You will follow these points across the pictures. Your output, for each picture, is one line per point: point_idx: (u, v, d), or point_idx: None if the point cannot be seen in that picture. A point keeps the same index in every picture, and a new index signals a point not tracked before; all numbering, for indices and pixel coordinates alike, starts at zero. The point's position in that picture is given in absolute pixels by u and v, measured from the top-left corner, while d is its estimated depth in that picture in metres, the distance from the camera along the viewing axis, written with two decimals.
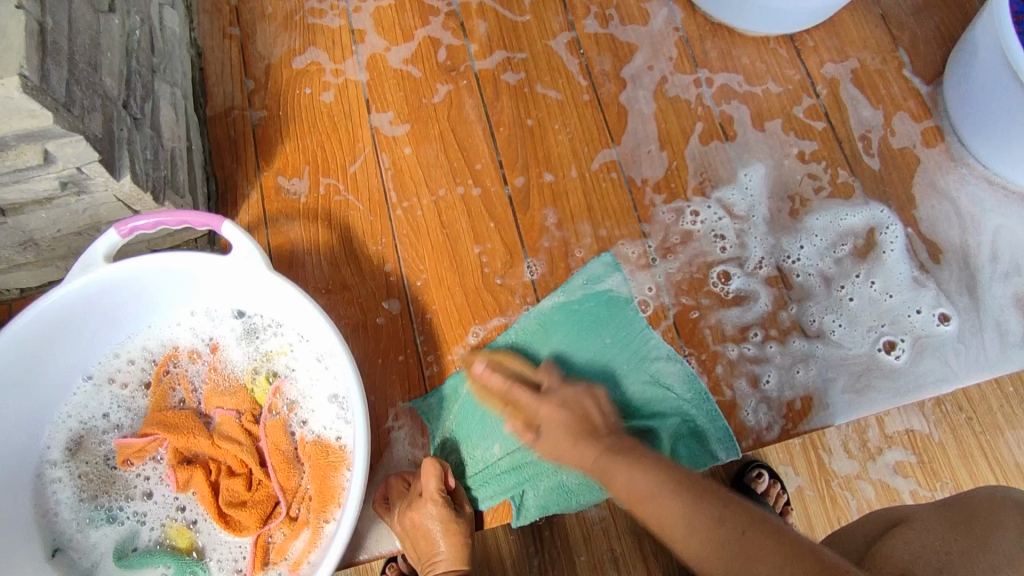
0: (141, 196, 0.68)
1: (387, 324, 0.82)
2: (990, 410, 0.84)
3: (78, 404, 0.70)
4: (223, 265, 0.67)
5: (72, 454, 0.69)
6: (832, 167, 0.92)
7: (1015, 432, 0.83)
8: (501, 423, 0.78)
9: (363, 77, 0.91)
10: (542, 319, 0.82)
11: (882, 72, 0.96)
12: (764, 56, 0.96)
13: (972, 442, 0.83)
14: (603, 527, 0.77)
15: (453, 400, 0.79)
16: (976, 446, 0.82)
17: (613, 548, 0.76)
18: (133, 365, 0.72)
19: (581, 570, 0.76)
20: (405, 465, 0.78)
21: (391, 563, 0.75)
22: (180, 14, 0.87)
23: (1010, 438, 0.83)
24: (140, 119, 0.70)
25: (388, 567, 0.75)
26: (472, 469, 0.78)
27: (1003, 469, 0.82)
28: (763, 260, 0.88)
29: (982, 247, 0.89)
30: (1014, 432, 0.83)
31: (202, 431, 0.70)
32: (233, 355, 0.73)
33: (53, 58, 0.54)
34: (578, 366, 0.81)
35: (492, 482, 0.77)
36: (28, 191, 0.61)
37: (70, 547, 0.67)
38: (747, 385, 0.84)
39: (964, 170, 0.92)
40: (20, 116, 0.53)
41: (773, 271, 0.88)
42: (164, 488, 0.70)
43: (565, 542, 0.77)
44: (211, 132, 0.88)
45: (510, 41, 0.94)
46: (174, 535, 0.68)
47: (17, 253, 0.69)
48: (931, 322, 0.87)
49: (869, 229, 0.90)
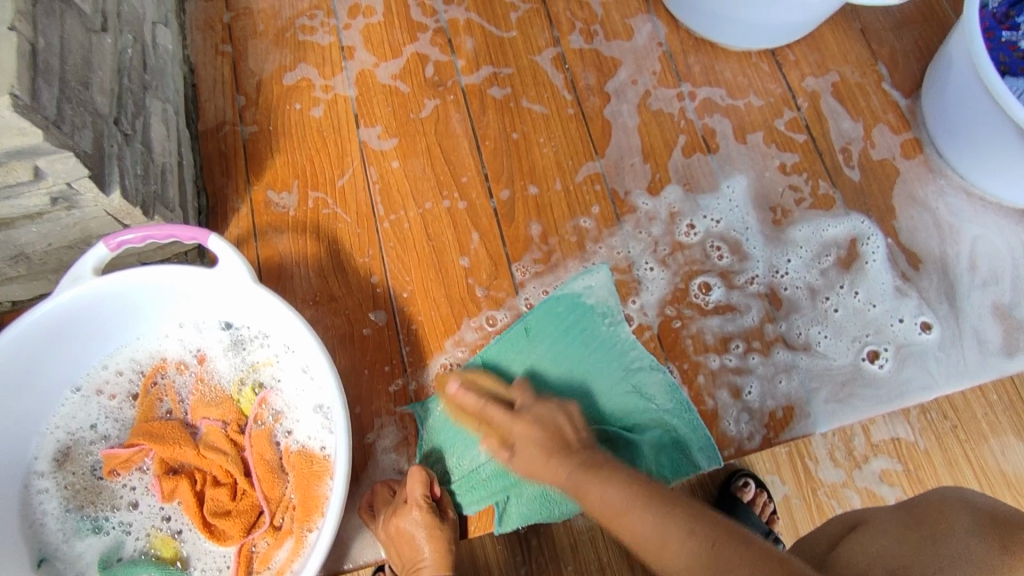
0: (131, 210, 0.70)
1: (373, 335, 0.83)
2: (975, 418, 0.85)
3: (66, 415, 0.71)
4: (209, 277, 0.69)
5: (60, 465, 0.70)
6: (813, 178, 0.94)
7: (1000, 440, 0.84)
8: None
9: (352, 92, 0.93)
10: (530, 328, 0.83)
11: (862, 85, 0.98)
12: (746, 70, 0.98)
13: (957, 450, 0.84)
14: (591, 536, 0.78)
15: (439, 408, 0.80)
16: (961, 453, 0.83)
17: (601, 557, 0.77)
18: (121, 377, 0.73)
19: None
20: (391, 474, 0.79)
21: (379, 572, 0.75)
22: (173, 31, 0.89)
23: (994, 444, 0.84)
24: (131, 135, 0.72)
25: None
26: (458, 476, 0.79)
27: (988, 477, 0.83)
28: (756, 277, 0.89)
29: (961, 257, 0.91)
30: (998, 439, 0.84)
31: (188, 441, 0.71)
32: (220, 366, 0.74)
33: (44, 78, 0.56)
34: (563, 376, 0.83)
35: (478, 488, 0.78)
36: (19, 207, 0.63)
37: (55, 557, 0.68)
38: (728, 395, 0.85)
39: (942, 182, 0.94)
40: (10, 134, 0.54)
41: (765, 289, 0.89)
42: (149, 498, 0.71)
43: (552, 551, 0.77)
44: (202, 146, 0.90)
45: (497, 56, 0.96)
46: (159, 545, 0.69)
47: (7, 266, 0.70)
48: (913, 331, 0.88)
49: (850, 239, 0.91)
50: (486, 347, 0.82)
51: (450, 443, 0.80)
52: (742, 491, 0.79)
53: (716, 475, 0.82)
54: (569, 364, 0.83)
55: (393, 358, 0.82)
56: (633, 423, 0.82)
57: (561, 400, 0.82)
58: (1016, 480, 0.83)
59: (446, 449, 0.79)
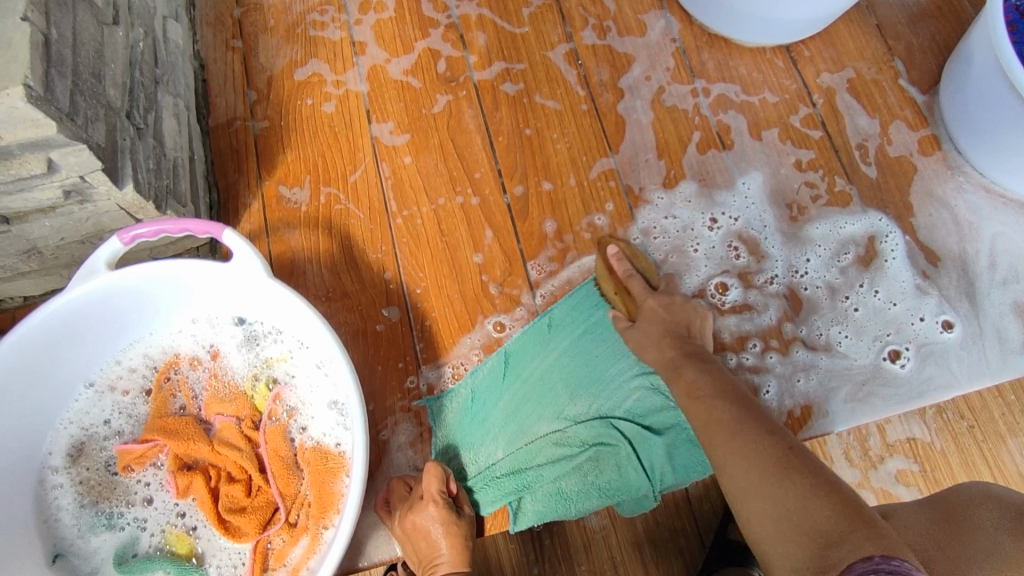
0: (144, 205, 0.69)
1: (386, 331, 0.82)
2: (991, 419, 0.84)
3: (79, 410, 0.71)
4: (223, 272, 0.68)
5: (74, 460, 0.70)
6: (829, 174, 0.93)
7: (1018, 440, 0.83)
8: (503, 427, 0.79)
9: (364, 88, 0.92)
10: (548, 323, 0.83)
11: (877, 81, 0.97)
12: (761, 65, 0.97)
13: (973, 450, 0.82)
14: (604, 535, 0.77)
15: (456, 404, 0.80)
16: (978, 452, 0.82)
17: (614, 556, 0.76)
18: (134, 372, 0.72)
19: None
20: (405, 471, 0.78)
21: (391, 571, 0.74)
22: (184, 27, 0.89)
23: (1012, 445, 0.83)
24: (143, 129, 0.71)
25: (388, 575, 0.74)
26: (474, 473, 0.78)
27: (1005, 477, 0.82)
28: (775, 277, 0.88)
29: (980, 254, 0.90)
30: (1016, 439, 0.83)
31: (202, 437, 0.70)
32: (234, 362, 0.73)
33: (57, 69, 0.56)
34: (582, 372, 0.82)
35: (493, 485, 0.77)
36: (32, 200, 0.62)
37: (70, 553, 0.67)
38: (746, 395, 0.84)
39: (961, 178, 0.92)
40: (24, 125, 0.53)
41: (785, 289, 0.88)
42: (164, 494, 0.70)
43: (565, 551, 0.77)
44: (213, 142, 0.89)
45: (509, 52, 0.95)
46: (174, 541, 0.68)
47: (20, 261, 0.70)
48: (934, 329, 0.87)
49: (869, 237, 0.90)
50: (505, 342, 0.82)
51: (469, 440, 0.79)
52: None
53: None
54: (589, 361, 0.82)
55: (407, 356, 0.81)
56: (651, 421, 0.80)
57: (580, 397, 0.81)
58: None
59: (465, 446, 0.79)
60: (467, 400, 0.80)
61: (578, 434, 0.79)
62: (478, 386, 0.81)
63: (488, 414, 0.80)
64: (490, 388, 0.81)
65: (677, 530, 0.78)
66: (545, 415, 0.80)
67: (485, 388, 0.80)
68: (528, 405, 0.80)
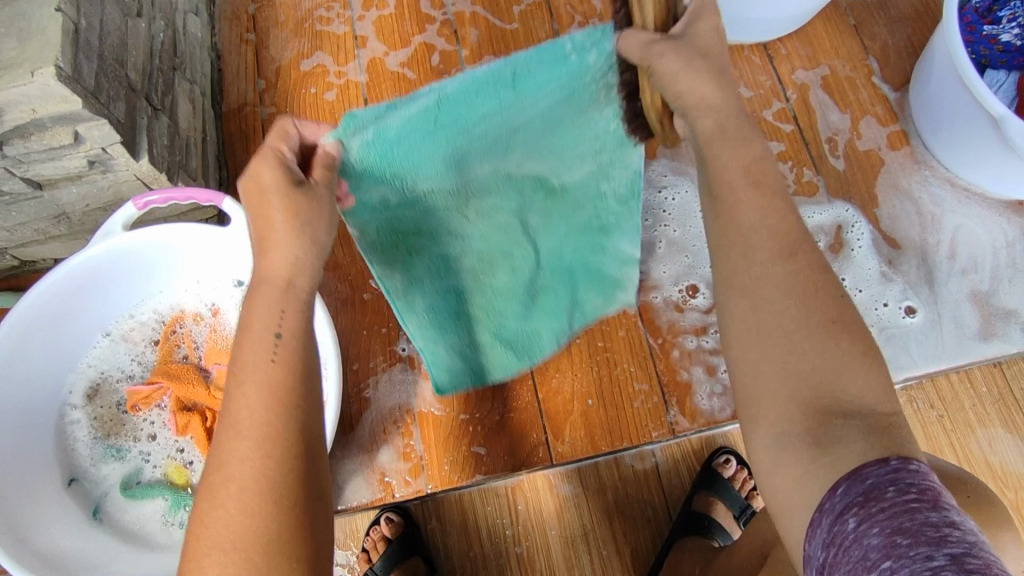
0: (157, 176, 0.78)
1: (372, 300, 0.90)
2: (961, 408, 0.90)
3: (97, 356, 0.80)
4: (224, 237, 0.76)
5: (91, 399, 0.79)
6: (798, 166, 0.98)
7: (986, 431, 0.89)
8: (418, 172, 0.57)
9: (363, 79, 1.00)
10: (517, 71, 0.50)
11: (851, 78, 1.01)
12: (737, 62, 1.02)
13: (942, 439, 0.89)
14: (576, 503, 0.86)
15: (365, 141, 0.52)
16: (946, 442, 0.89)
17: (584, 523, 0.86)
18: (145, 325, 0.82)
19: (553, 542, 0.85)
20: (391, 415, 0.85)
21: (376, 527, 0.85)
22: (202, 20, 0.98)
23: (980, 436, 0.89)
24: (160, 109, 0.80)
25: (373, 530, 0.85)
26: (358, 213, 0.60)
27: (970, 462, 0.88)
28: None
29: (941, 245, 0.94)
30: (984, 430, 0.89)
31: (201, 382, 0.78)
32: (232, 319, 0.82)
33: (84, 53, 0.64)
34: (536, 134, 0.59)
35: (387, 244, 0.65)
36: (61, 167, 0.71)
37: (84, 478, 0.76)
38: (703, 372, 0.87)
39: (927, 172, 0.97)
40: (55, 101, 0.62)
41: None
42: (166, 432, 0.79)
43: (539, 517, 0.85)
44: (225, 126, 0.98)
45: (499, 47, 1.02)
46: (173, 472, 0.77)
47: (52, 224, 0.80)
48: (897, 314, 0.91)
49: (836, 226, 0.95)
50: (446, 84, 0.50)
51: (386, 194, 0.59)
52: (722, 467, 0.86)
53: (700, 453, 0.90)
54: (554, 117, 0.58)
55: (279, 119, 0.53)
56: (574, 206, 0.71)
57: (525, 158, 0.62)
58: (1001, 470, 0.88)
59: (377, 198, 0.59)
60: (374, 143, 0.52)
61: (498, 216, 0.68)
62: (398, 127, 0.51)
63: (394, 166, 0.55)
64: (410, 134, 0.52)
65: (644, 501, 0.87)
66: (474, 180, 0.61)
67: (407, 128, 0.51)
68: (458, 163, 0.58)
